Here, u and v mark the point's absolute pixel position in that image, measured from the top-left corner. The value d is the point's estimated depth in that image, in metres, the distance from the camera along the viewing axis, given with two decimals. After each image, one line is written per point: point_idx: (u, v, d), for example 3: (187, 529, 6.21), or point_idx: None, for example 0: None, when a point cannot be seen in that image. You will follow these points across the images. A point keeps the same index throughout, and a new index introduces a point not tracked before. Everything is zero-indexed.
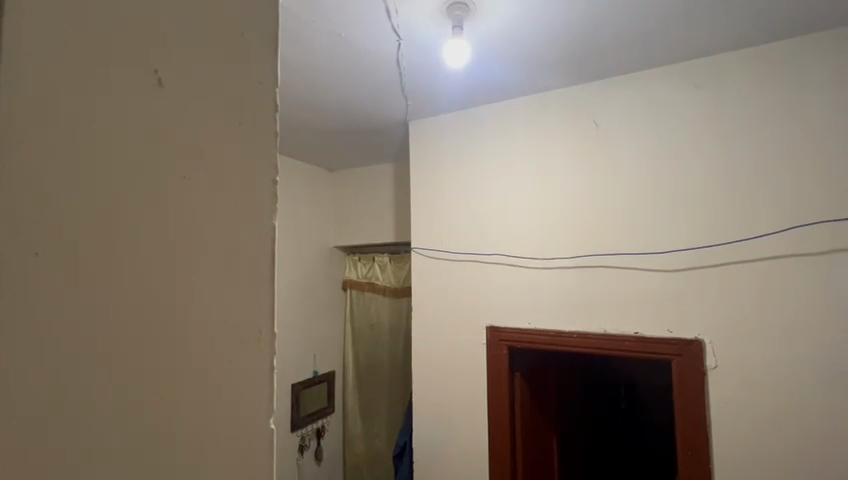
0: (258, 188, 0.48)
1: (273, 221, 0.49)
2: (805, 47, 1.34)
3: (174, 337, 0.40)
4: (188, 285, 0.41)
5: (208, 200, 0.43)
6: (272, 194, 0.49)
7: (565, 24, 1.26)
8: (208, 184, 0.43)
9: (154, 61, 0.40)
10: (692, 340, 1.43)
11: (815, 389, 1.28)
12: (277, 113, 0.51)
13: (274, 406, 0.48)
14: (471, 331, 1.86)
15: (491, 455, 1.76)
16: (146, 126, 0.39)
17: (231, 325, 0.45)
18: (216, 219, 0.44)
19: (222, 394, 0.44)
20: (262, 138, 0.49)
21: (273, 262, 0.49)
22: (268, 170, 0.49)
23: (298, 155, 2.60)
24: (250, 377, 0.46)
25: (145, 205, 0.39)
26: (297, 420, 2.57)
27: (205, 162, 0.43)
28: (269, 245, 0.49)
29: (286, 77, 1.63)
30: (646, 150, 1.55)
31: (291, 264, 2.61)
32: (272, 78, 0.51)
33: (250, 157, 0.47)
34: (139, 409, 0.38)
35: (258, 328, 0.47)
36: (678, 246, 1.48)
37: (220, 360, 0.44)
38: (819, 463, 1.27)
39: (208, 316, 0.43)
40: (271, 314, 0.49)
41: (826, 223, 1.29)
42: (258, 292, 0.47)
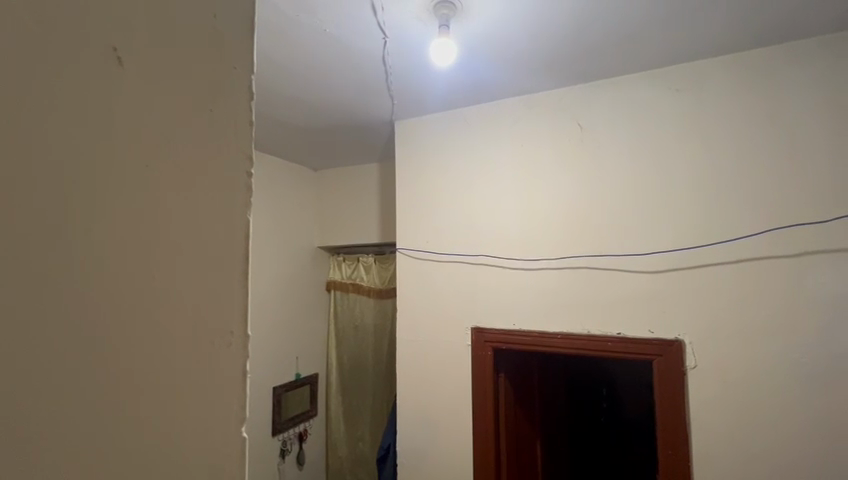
0: (229, 179, 0.45)
1: (247, 217, 0.47)
2: (780, 54, 1.38)
3: (136, 336, 0.37)
4: (151, 282, 0.39)
5: (175, 191, 0.41)
6: (245, 186, 0.47)
7: (551, 25, 1.27)
8: (176, 175, 0.41)
9: (112, 37, 0.37)
10: (673, 340, 1.46)
11: (788, 387, 1.32)
12: (251, 103, 0.49)
13: (246, 410, 0.46)
14: (455, 332, 1.84)
15: (476, 456, 1.75)
16: (105, 108, 0.36)
17: (198, 324, 0.42)
18: (184, 210, 0.41)
19: (189, 398, 0.41)
20: (233, 127, 0.46)
21: (246, 260, 0.47)
22: (241, 161, 0.47)
23: (282, 153, 2.56)
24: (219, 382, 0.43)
25: (104, 193, 0.35)
26: (278, 424, 2.51)
27: (172, 150, 0.41)
28: (242, 242, 0.47)
29: (268, 72, 1.58)
30: (630, 153, 1.57)
31: (273, 264, 2.55)
32: (245, 65, 0.49)
33: (221, 147, 0.45)
34: (96, 417, 0.34)
35: (230, 327, 0.45)
36: (659, 248, 1.50)
37: (187, 362, 0.41)
38: (792, 460, 1.30)
39: (173, 314, 0.40)
40: (243, 312, 0.46)
41: (800, 226, 1.33)
42: (230, 290, 0.45)
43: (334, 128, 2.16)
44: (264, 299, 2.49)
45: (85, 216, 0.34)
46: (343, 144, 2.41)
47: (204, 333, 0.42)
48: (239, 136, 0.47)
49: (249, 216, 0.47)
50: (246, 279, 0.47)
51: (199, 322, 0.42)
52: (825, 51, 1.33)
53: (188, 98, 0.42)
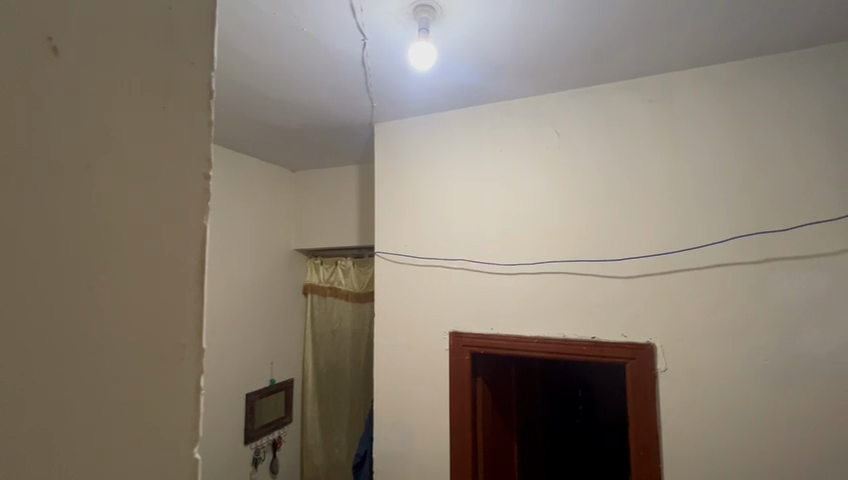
0: (184, 182, 0.42)
1: (203, 221, 0.44)
2: (745, 70, 1.45)
3: (71, 355, 0.33)
4: (90, 294, 0.35)
5: (120, 194, 0.37)
6: (202, 189, 0.44)
7: (529, 33, 1.28)
8: (123, 175, 0.37)
9: (48, 22, 0.33)
10: (645, 344, 1.49)
11: (751, 388, 1.37)
12: (211, 101, 0.46)
13: (200, 428, 0.42)
14: (433, 337, 1.83)
15: (453, 461, 1.74)
16: (37, 100, 0.32)
17: (144, 339, 0.38)
18: (130, 215, 0.38)
19: (133, 419, 0.37)
20: (190, 127, 0.43)
21: (201, 268, 0.44)
22: (198, 163, 0.44)
23: (258, 154, 2.49)
24: (168, 400, 0.40)
25: (33, 196, 0.32)
26: (251, 432, 2.43)
27: (118, 149, 0.37)
28: (198, 248, 0.43)
29: (243, 71, 1.54)
30: (605, 160, 1.60)
31: (247, 266, 2.48)
32: (205, 60, 0.46)
33: (175, 147, 0.42)
34: (20, 447, 0.30)
35: (181, 341, 0.42)
36: (632, 254, 1.54)
37: (131, 379, 0.37)
38: (756, 459, 1.35)
39: (115, 330, 0.36)
40: (198, 324, 0.43)
41: (764, 234, 1.39)
42: (182, 300, 0.42)
43: (312, 130, 2.12)
44: (237, 303, 2.41)
45: (9, 221, 0.30)
46: (321, 146, 2.37)
47: (151, 347, 0.39)
48: (197, 134, 0.44)
49: (206, 220, 0.44)
50: (201, 287, 0.44)
51: (147, 335, 0.39)
52: (784, 69, 1.41)
53: (138, 92, 0.39)
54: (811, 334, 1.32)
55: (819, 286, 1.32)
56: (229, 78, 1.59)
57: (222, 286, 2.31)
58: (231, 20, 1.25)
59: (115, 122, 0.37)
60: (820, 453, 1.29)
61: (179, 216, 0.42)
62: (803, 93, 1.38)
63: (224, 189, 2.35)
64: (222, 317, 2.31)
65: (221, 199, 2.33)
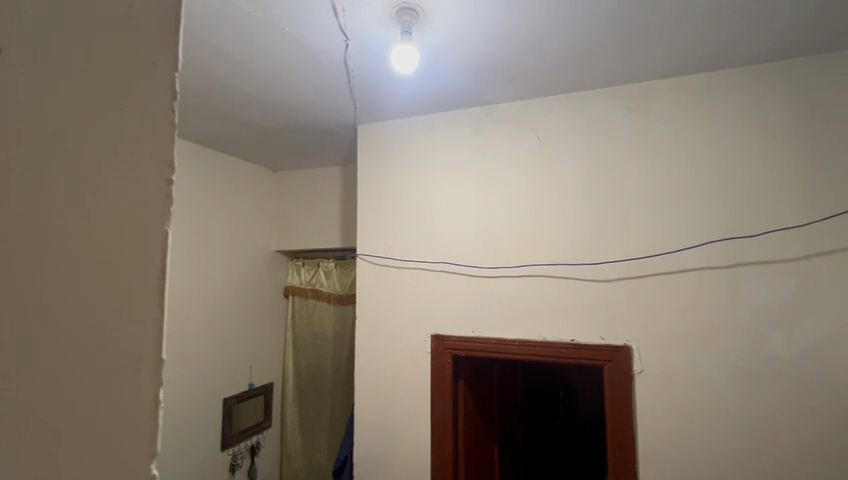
0: (144, 185, 0.40)
1: (165, 226, 0.41)
2: (718, 81, 1.50)
3: (11, 372, 0.31)
4: (34, 306, 0.32)
5: (71, 198, 0.34)
6: (165, 192, 0.41)
7: (512, 39, 1.29)
8: (73, 176, 0.35)
9: None
10: (622, 346, 1.52)
11: (723, 389, 1.41)
12: (175, 101, 0.43)
13: (159, 445, 0.40)
14: (415, 340, 1.83)
15: (435, 464, 1.74)
16: None
17: (97, 353, 0.36)
18: (82, 220, 0.35)
19: (84, 440, 0.34)
20: (152, 129, 0.41)
21: (162, 276, 0.41)
22: (160, 165, 0.41)
23: (238, 153, 2.44)
24: (122, 417, 0.37)
25: None
26: (229, 438, 2.37)
27: (69, 151, 0.35)
28: (158, 255, 0.41)
29: (222, 69, 1.50)
30: (585, 166, 1.63)
31: (226, 268, 2.42)
32: (170, 58, 0.43)
33: (135, 149, 0.39)
34: None
35: (139, 353, 0.39)
36: (610, 258, 1.57)
37: (82, 397, 0.35)
38: (727, 457, 1.39)
39: (64, 344, 0.34)
40: (159, 335, 0.41)
41: (736, 240, 1.44)
42: (139, 310, 0.39)
43: (294, 130, 2.09)
44: (215, 306, 2.35)
45: None
46: (303, 146, 2.34)
47: (102, 361, 0.36)
48: (160, 135, 0.41)
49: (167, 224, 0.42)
50: (161, 296, 0.41)
51: (99, 348, 0.36)
52: (755, 81, 1.46)
53: (93, 89, 0.36)
54: (778, 337, 1.37)
55: (786, 290, 1.38)
56: (207, 75, 1.55)
57: (200, 288, 2.25)
58: (209, 16, 1.21)
59: (64, 120, 0.34)
60: (785, 450, 1.34)
61: (136, 221, 0.39)
62: (772, 105, 1.43)
63: (203, 188, 2.29)
64: (199, 320, 2.25)
65: (199, 199, 2.27)
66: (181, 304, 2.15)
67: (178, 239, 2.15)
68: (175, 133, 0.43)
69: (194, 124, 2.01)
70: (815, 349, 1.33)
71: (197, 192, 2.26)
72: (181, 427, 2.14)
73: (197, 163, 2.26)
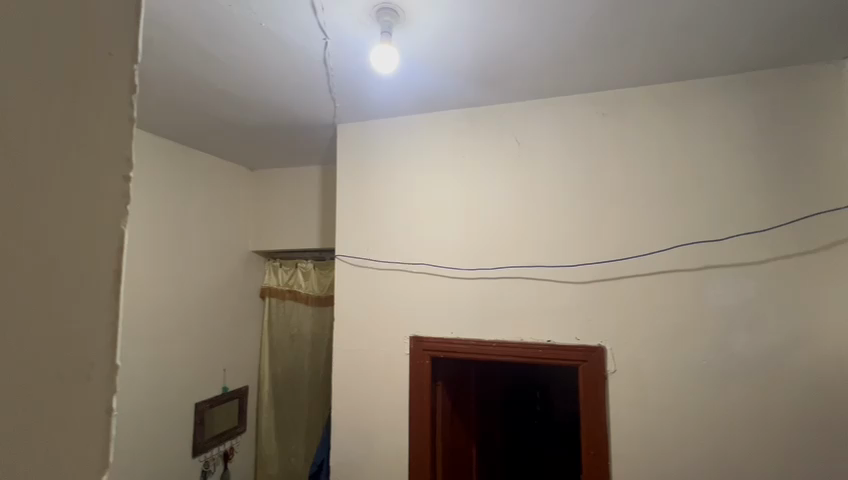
0: (99, 182, 0.38)
1: (121, 225, 0.39)
2: (689, 90, 1.55)
3: None
4: None
5: (14, 195, 0.32)
6: (121, 190, 0.39)
7: (491, 43, 1.31)
8: (17, 171, 0.32)
9: None
10: (597, 347, 1.55)
11: (691, 388, 1.46)
12: (134, 95, 0.41)
13: (111, 456, 0.38)
14: (394, 342, 1.82)
15: (412, 466, 1.73)
16: None
17: (43, 360, 0.34)
18: (27, 219, 0.33)
19: (25, 453, 0.32)
20: (108, 124, 0.39)
21: (118, 277, 0.39)
22: (116, 162, 0.39)
23: (214, 150, 2.38)
24: (71, 427, 0.35)
25: None
26: (200, 444, 2.30)
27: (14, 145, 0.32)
28: (113, 255, 0.39)
29: (197, 63, 1.46)
30: (563, 170, 1.66)
31: (199, 268, 2.35)
32: (130, 50, 0.41)
33: (89, 144, 0.37)
34: None
35: (91, 359, 0.37)
36: (586, 260, 1.60)
37: (24, 407, 0.32)
38: (695, 454, 1.44)
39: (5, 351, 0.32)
40: (113, 340, 0.39)
41: (704, 244, 1.49)
42: None
43: (271, 128, 2.05)
44: (188, 307, 2.27)
45: None
46: (281, 145, 2.29)
47: (48, 369, 0.34)
48: (118, 128, 0.40)
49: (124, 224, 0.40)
50: (115, 299, 0.39)
51: (44, 355, 0.34)
52: (722, 91, 1.52)
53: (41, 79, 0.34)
54: (742, 337, 1.43)
55: (750, 292, 1.44)
56: (180, 69, 1.50)
57: (171, 289, 2.18)
58: (181, 7, 1.17)
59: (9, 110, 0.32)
60: (748, 446, 1.40)
61: (89, 219, 0.37)
62: (738, 115, 1.50)
63: (176, 186, 2.22)
64: (170, 322, 2.17)
65: (172, 197, 2.19)
66: (151, 305, 2.07)
67: (148, 238, 2.07)
68: (134, 128, 0.41)
69: (166, 119, 1.94)
70: (776, 348, 1.40)
71: (170, 189, 2.18)
72: (150, 434, 2.05)
73: (170, 160, 2.19)
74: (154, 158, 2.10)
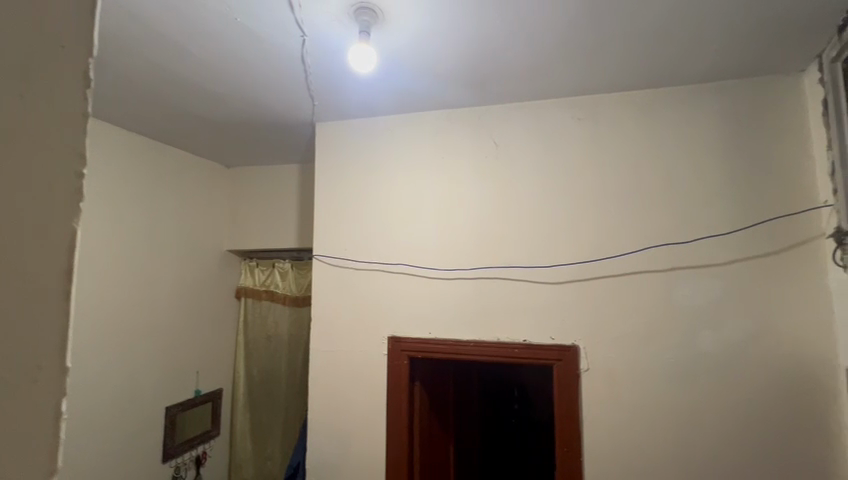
0: (48, 178, 0.36)
1: (71, 223, 0.38)
2: (659, 98, 1.61)
3: None
4: None
5: None
6: (73, 187, 0.38)
7: (469, 45, 1.32)
8: None
9: None
10: (570, 346, 1.59)
11: (659, 384, 1.52)
12: (89, 89, 0.40)
13: (60, 462, 0.37)
14: (371, 342, 1.81)
15: (389, 466, 1.73)
16: None
17: None
18: None
19: None
20: (58, 118, 0.37)
21: (69, 276, 0.38)
22: (69, 158, 0.38)
23: (188, 147, 2.31)
24: (14, 433, 0.34)
25: None
26: (171, 449, 2.23)
27: None
28: (64, 255, 0.37)
29: (168, 57, 1.41)
30: (539, 172, 1.69)
31: (171, 268, 2.28)
32: (86, 43, 0.40)
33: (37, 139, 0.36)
34: None
35: (36, 361, 0.35)
36: (560, 261, 1.64)
37: None
38: (662, 448, 1.50)
39: None
40: (63, 341, 0.37)
41: (672, 246, 1.55)
42: (37, 313, 0.36)
43: (248, 125, 2.01)
44: (159, 308, 2.20)
45: None
46: (258, 143, 2.25)
47: None
48: (70, 122, 0.38)
49: (75, 223, 0.38)
50: (66, 299, 0.38)
51: None
52: (690, 99, 1.58)
53: None
54: (707, 335, 1.49)
55: (714, 292, 1.50)
56: (151, 63, 1.45)
57: (141, 289, 2.11)
58: None
59: None
60: (712, 440, 1.46)
61: (36, 217, 0.35)
62: (704, 122, 1.56)
63: (147, 183, 2.15)
64: (139, 323, 2.10)
65: (142, 194, 2.12)
66: (120, 306, 2.00)
67: (117, 237, 1.99)
68: (88, 123, 0.40)
69: (137, 113, 1.87)
70: (738, 346, 1.46)
71: (140, 187, 2.11)
72: (118, 440, 1.98)
73: (140, 156, 2.12)
74: (124, 153, 2.03)
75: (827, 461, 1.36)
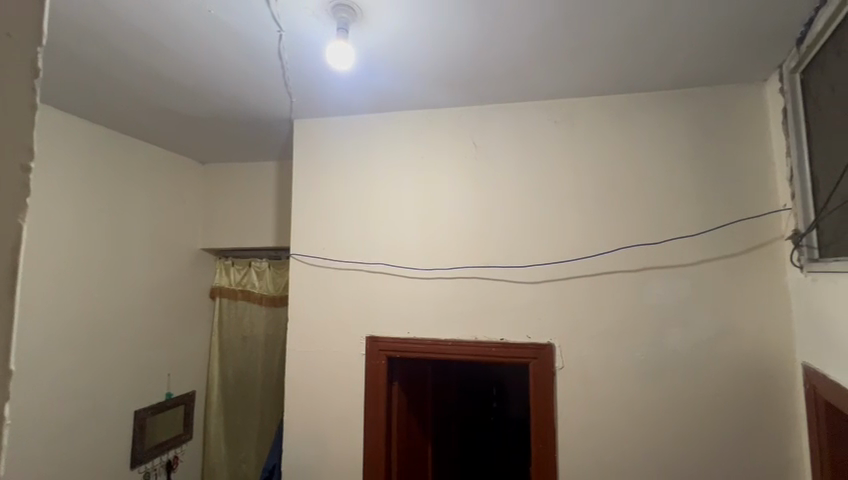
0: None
1: (18, 222, 0.34)
2: (632, 103, 1.66)
3: None
4: None
5: None
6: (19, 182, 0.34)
7: (448, 46, 1.33)
8: None
9: None
10: (546, 344, 1.62)
11: (630, 381, 1.56)
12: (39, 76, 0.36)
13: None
14: (349, 342, 1.80)
15: (367, 467, 1.72)
16: None
17: None
18: None
19: None
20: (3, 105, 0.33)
21: (13, 279, 0.34)
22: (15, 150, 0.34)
23: (159, 142, 2.24)
24: None
25: None
26: (140, 454, 2.16)
27: None
28: (8, 257, 0.33)
29: (138, 48, 1.37)
30: (517, 173, 1.72)
31: (141, 267, 2.21)
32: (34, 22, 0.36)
33: None
34: None
35: None
36: (537, 261, 1.67)
37: None
38: (633, 443, 1.54)
39: None
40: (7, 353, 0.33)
41: (643, 247, 1.60)
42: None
43: (223, 120, 1.96)
44: (127, 308, 2.12)
45: None
46: (233, 139, 2.20)
47: None
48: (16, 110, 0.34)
49: (23, 219, 0.34)
50: (11, 306, 0.34)
51: None
52: (661, 105, 1.64)
53: None
54: (676, 333, 1.55)
55: (683, 291, 1.56)
56: (119, 53, 1.40)
57: (107, 288, 2.03)
58: None
59: None
60: (679, 434, 1.51)
61: None
62: (674, 128, 1.62)
63: (114, 178, 2.07)
64: (105, 324, 2.02)
65: (108, 190, 2.04)
66: (83, 307, 1.92)
67: (80, 234, 1.91)
68: (39, 113, 0.36)
69: (104, 106, 1.80)
70: (704, 343, 1.52)
71: (106, 182, 2.03)
72: (81, 446, 1.90)
73: (107, 150, 2.04)
74: (88, 147, 1.95)
75: (785, 451, 1.43)
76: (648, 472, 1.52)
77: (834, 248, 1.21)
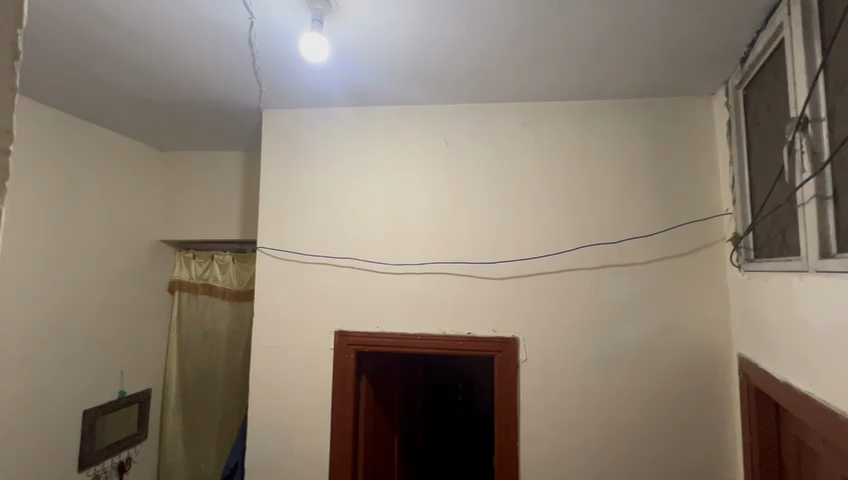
0: None
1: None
2: (595, 110, 1.75)
3: None
4: None
5: None
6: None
7: (424, 42, 1.34)
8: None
9: None
10: (511, 337, 1.69)
11: (587, 371, 1.66)
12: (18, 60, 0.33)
13: None
14: (318, 337, 1.79)
15: (333, 461, 1.72)
16: None
17: None
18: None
19: None
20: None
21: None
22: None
23: (113, 126, 2.11)
24: None
25: None
26: (89, 456, 2.04)
27: None
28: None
29: (95, 24, 1.30)
30: (487, 172, 1.77)
31: (93, 257, 2.08)
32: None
33: None
34: None
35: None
36: (504, 258, 1.73)
37: None
38: (589, 429, 1.64)
39: None
40: None
41: (601, 245, 1.69)
42: None
43: (185, 106, 1.88)
44: (76, 301, 2.00)
45: None
46: (198, 126, 2.11)
47: None
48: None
49: (2, 205, 0.32)
50: None
51: None
52: (622, 113, 1.73)
53: None
54: (629, 327, 1.65)
55: (636, 288, 1.67)
56: (73, 27, 1.32)
57: (54, 279, 1.91)
58: None
59: None
60: (630, 421, 1.62)
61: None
62: (632, 135, 1.72)
63: (61, 162, 1.93)
64: (52, 319, 1.89)
65: (56, 175, 1.91)
66: (29, 299, 1.81)
67: (20, 223, 1.77)
68: (17, 97, 0.34)
69: (53, 84, 1.68)
70: (654, 336, 1.64)
71: (53, 166, 1.90)
72: (24, 447, 1.79)
73: (54, 132, 1.90)
74: (30, 127, 1.80)
75: (721, 437, 1.57)
76: (602, 457, 1.62)
77: (766, 250, 1.34)
